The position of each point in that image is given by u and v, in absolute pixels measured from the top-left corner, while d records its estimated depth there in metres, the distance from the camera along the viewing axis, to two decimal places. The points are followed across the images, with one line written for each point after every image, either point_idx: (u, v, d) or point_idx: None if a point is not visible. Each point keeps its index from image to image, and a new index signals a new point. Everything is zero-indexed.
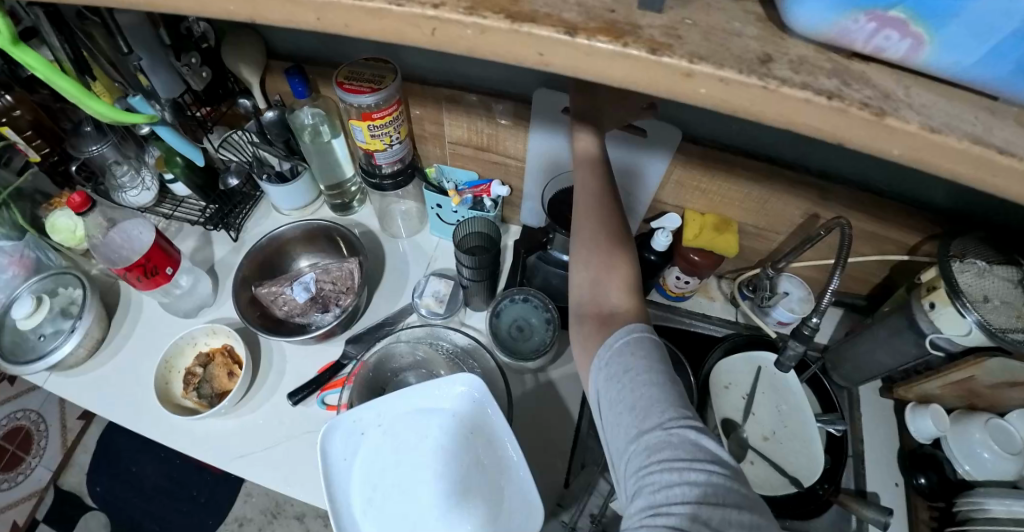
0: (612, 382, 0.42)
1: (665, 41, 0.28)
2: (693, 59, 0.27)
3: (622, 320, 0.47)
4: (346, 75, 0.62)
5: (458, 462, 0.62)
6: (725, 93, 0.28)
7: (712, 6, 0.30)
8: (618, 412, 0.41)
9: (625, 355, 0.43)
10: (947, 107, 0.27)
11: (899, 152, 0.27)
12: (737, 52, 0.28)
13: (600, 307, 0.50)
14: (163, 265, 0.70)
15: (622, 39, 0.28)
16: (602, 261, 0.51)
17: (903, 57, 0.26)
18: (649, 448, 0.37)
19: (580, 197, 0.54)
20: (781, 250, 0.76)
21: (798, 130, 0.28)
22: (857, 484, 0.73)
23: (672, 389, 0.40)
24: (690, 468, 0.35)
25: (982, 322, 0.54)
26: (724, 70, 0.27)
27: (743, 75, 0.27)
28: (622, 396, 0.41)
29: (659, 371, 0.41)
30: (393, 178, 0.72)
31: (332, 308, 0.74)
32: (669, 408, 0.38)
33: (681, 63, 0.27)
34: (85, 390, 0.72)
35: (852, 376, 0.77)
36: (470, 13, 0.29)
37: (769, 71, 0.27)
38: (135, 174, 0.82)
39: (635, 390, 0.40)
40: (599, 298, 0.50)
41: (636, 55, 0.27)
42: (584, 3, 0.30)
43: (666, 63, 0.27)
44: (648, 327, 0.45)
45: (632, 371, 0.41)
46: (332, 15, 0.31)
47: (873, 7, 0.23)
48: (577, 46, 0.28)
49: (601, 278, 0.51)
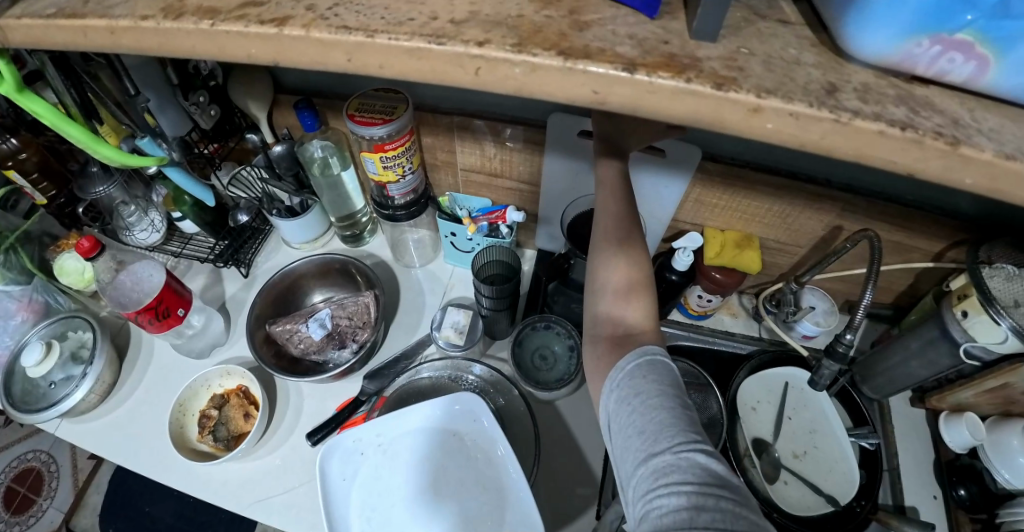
0: (622, 404, 0.39)
1: (729, 74, 0.24)
2: (760, 93, 0.23)
3: (638, 340, 0.44)
4: (357, 107, 0.62)
5: (456, 479, 0.60)
6: (794, 130, 0.24)
7: (765, 32, 0.27)
8: (625, 435, 0.38)
9: (637, 376, 0.40)
10: (1016, 130, 0.25)
11: (970, 182, 0.25)
12: (802, 83, 0.24)
13: (618, 328, 0.47)
14: (174, 306, 0.68)
15: (684, 74, 0.24)
16: (621, 277, 0.49)
17: (966, 81, 0.25)
18: (656, 474, 0.34)
19: (601, 219, 0.52)
20: (805, 263, 0.75)
21: (866, 164, 0.25)
22: (895, 500, 0.70)
23: (683, 413, 0.37)
24: (698, 492, 0.31)
25: (1017, 329, 0.53)
26: (795, 104, 0.23)
27: (814, 108, 0.23)
28: (630, 420, 0.38)
29: (671, 394, 0.38)
30: (406, 209, 0.71)
31: (348, 344, 0.72)
32: (679, 431, 0.35)
33: (749, 98, 0.23)
34: (98, 437, 0.71)
35: (884, 389, 0.73)
36: (519, 50, 0.25)
37: (838, 102, 0.24)
38: (142, 214, 0.79)
39: (644, 412, 0.37)
40: (619, 319, 0.47)
41: (702, 91, 0.23)
42: (634, 35, 0.26)
43: (735, 100, 0.23)
44: (662, 349, 0.42)
45: (642, 392, 0.38)
46: (365, 54, 0.27)
47: (938, 31, 0.23)
48: (637, 83, 0.24)
49: (624, 302, 0.48)
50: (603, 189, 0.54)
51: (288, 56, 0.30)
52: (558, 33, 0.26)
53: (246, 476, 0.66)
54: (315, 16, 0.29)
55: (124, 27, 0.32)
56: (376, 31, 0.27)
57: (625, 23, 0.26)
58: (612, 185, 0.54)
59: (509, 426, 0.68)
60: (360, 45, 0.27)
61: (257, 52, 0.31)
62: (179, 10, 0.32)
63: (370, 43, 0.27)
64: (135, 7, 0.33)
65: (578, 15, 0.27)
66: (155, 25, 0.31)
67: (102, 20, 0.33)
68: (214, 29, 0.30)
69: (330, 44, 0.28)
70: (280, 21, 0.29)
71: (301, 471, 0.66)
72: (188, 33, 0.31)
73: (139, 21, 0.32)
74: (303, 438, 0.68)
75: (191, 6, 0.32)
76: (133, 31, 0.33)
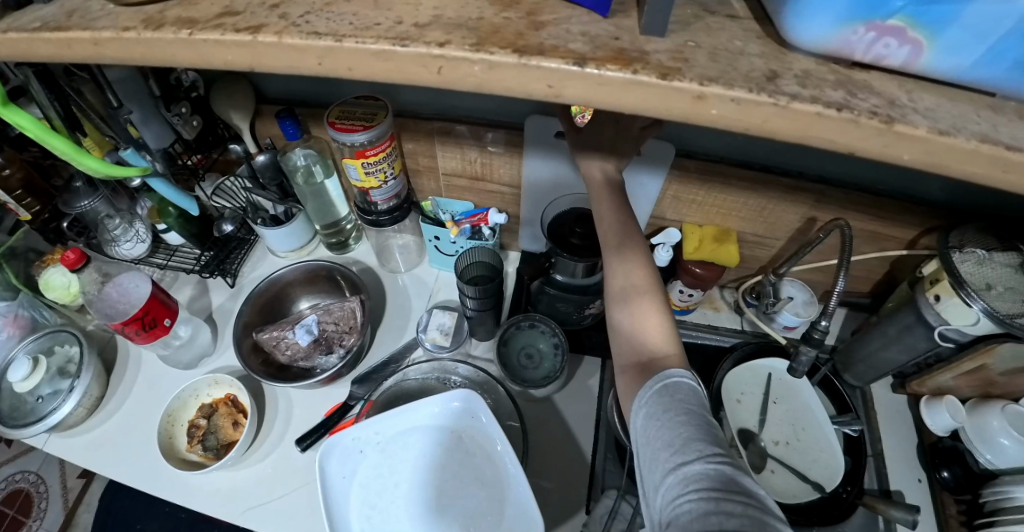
0: (652, 420, 0.40)
1: (674, 66, 0.26)
2: (703, 81, 0.25)
3: (663, 366, 0.44)
4: (338, 114, 0.63)
5: (454, 476, 0.61)
6: (738, 115, 0.26)
7: (713, 27, 0.29)
8: (654, 448, 0.38)
9: (666, 395, 0.40)
10: (951, 109, 0.27)
11: (908, 158, 0.26)
12: (744, 72, 0.26)
13: (640, 354, 0.46)
14: (162, 316, 0.69)
15: (631, 66, 0.25)
16: (637, 302, 0.49)
17: (903, 65, 0.27)
18: (685, 481, 0.34)
19: (606, 228, 0.55)
20: (781, 255, 0.77)
21: (809, 145, 0.27)
22: (880, 484, 0.70)
23: (711, 429, 0.37)
24: (727, 499, 0.32)
25: (990, 311, 0.54)
26: (735, 90, 0.25)
27: (754, 93, 0.25)
28: (660, 434, 0.38)
29: (700, 412, 0.39)
30: (390, 214, 0.72)
31: (336, 349, 0.74)
32: (707, 444, 0.36)
33: (693, 86, 0.25)
34: (87, 451, 0.70)
35: (865, 376, 0.75)
36: (477, 49, 0.26)
37: (778, 87, 0.25)
38: (127, 226, 0.80)
39: (673, 427, 0.38)
40: (638, 344, 0.47)
41: (648, 81, 0.25)
42: (587, 33, 0.27)
43: (679, 88, 0.25)
44: (686, 371, 0.42)
45: (673, 410, 0.39)
46: (334, 58, 0.29)
47: (871, 18, 0.24)
48: (588, 77, 0.25)
49: (641, 327, 0.48)
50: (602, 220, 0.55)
51: (263, 63, 0.31)
52: (515, 33, 0.27)
53: (238, 484, 0.66)
54: (287, 23, 0.30)
55: (107, 38, 0.33)
56: (344, 35, 0.28)
57: (580, 22, 0.28)
58: (607, 197, 0.57)
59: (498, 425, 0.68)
60: (330, 49, 0.28)
61: (233, 59, 0.32)
62: (159, 21, 0.33)
63: (339, 47, 0.28)
64: (118, 19, 0.34)
65: (535, 16, 0.28)
66: (136, 35, 0.32)
67: (86, 33, 0.34)
68: (191, 37, 0.31)
69: (302, 49, 0.29)
70: (254, 28, 0.30)
71: (292, 477, 0.67)
72: (167, 42, 0.32)
73: (122, 32, 0.33)
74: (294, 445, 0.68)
75: (171, 17, 0.33)
76: (117, 42, 0.33)
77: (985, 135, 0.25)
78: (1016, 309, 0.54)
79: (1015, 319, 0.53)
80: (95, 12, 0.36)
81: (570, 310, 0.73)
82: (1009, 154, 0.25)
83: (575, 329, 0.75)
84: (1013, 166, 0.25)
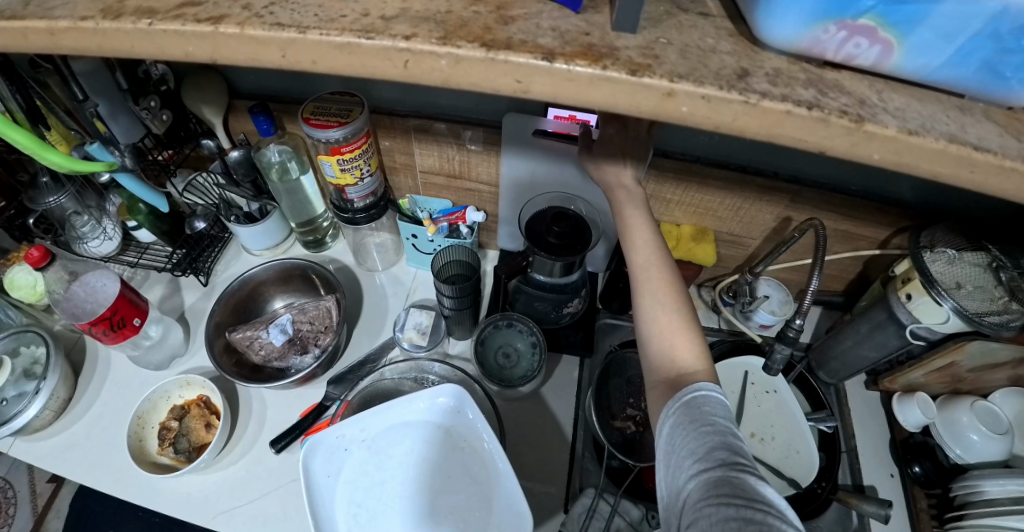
0: (678, 429, 0.41)
1: (644, 62, 0.25)
2: (673, 78, 0.25)
3: (693, 380, 0.44)
4: (311, 110, 0.61)
5: (445, 474, 0.60)
6: (709, 112, 0.25)
7: (684, 24, 0.29)
8: (678, 455, 0.40)
9: (692, 406, 0.41)
10: (920, 108, 0.27)
11: (878, 157, 0.26)
12: (714, 69, 0.26)
13: (670, 370, 0.46)
14: (130, 316, 0.67)
15: (600, 62, 0.25)
16: (668, 323, 0.49)
17: (874, 65, 0.27)
18: (707, 486, 0.36)
19: (627, 209, 0.55)
20: (756, 254, 0.79)
21: (778, 143, 0.27)
22: (854, 479, 0.73)
23: (736, 440, 0.38)
24: (747, 506, 0.33)
25: (959, 309, 0.55)
26: (705, 87, 0.25)
27: (724, 91, 0.25)
28: (684, 442, 0.39)
29: (725, 423, 0.40)
30: (366, 212, 0.71)
31: (311, 349, 0.72)
32: (730, 452, 0.37)
33: (662, 83, 0.25)
34: (52, 456, 0.68)
35: (838, 372, 0.78)
36: (444, 43, 0.26)
37: (748, 85, 0.25)
38: (96, 224, 0.77)
39: (698, 436, 0.39)
40: (667, 360, 0.47)
41: (616, 77, 0.25)
42: (557, 28, 0.27)
43: (647, 84, 0.25)
44: (714, 386, 0.43)
45: (699, 420, 0.40)
46: (297, 51, 0.28)
47: (841, 17, 0.24)
48: (555, 73, 0.25)
49: (669, 345, 0.48)
50: (633, 238, 0.53)
51: (225, 55, 0.30)
52: (483, 27, 0.27)
53: (209, 488, 0.65)
54: (250, 14, 0.29)
55: (64, 28, 0.31)
56: (308, 27, 0.27)
57: (549, 17, 0.28)
58: (631, 199, 0.55)
59: None
60: (293, 41, 0.28)
61: (195, 51, 0.30)
62: (118, 11, 0.31)
63: (302, 39, 0.27)
64: (77, 9, 0.32)
65: (505, 10, 0.28)
66: (94, 25, 0.31)
67: (41, 21, 0.31)
68: (151, 28, 0.30)
69: (264, 41, 0.28)
70: (216, 19, 0.29)
71: (267, 481, 0.65)
72: (126, 33, 0.30)
73: (79, 22, 0.31)
74: (268, 447, 0.67)
75: (130, 7, 0.31)
76: (75, 33, 0.31)
77: (952, 135, 0.26)
78: (985, 308, 0.55)
79: (983, 316, 0.55)
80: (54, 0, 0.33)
81: (547, 309, 0.74)
82: (975, 154, 0.25)
83: (553, 327, 0.76)
84: (978, 166, 0.26)
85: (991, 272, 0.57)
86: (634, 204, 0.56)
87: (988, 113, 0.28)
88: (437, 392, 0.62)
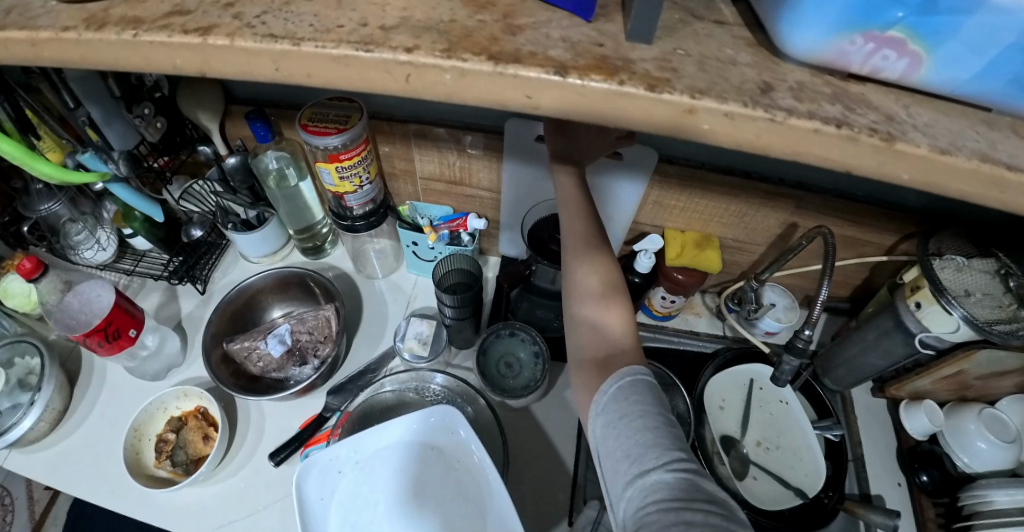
0: (610, 429, 0.39)
1: (662, 76, 0.24)
2: (694, 94, 0.24)
3: (618, 360, 0.44)
4: (310, 116, 0.61)
5: (428, 488, 0.59)
6: (730, 129, 0.24)
7: (700, 33, 0.27)
8: (614, 458, 0.38)
9: (621, 400, 0.39)
10: (948, 124, 0.26)
11: (907, 177, 0.25)
12: (736, 83, 0.24)
13: (597, 351, 0.47)
14: (126, 327, 0.65)
15: (616, 76, 0.24)
16: (604, 315, 0.49)
17: (900, 77, 0.26)
18: (646, 491, 0.34)
19: (565, 192, 0.57)
20: (761, 261, 0.78)
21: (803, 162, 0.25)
22: (861, 489, 0.72)
23: (666, 431, 0.37)
24: (687, 508, 0.32)
25: (969, 318, 0.54)
26: (729, 104, 0.23)
27: (749, 108, 0.23)
28: (617, 442, 0.38)
29: (652, 412, 0.38)
30: (366, 219, 0.69)
31: (310, 360, 0.71)
32: (665, 450, 0.36)
33: (684, 100, 0.23)
34: (48, 468, 0.67)
35: (844, 380, 0.76)
36: (449, 56, 0.24)
37: (773, 101, 0.24)
38: (91, 233, 0.75)
39: (629, 435, 0.37)
40: (596, 340, 0.48)
41: (634, 93, 0.23)
42: (568, 38, 0.26)
43: (666, 100, 0.23)
44: (638, 370, 0.41)
45: (628, 415, 0.38)
46: (291, 64, 0.27)
47: (869, 28, 0.23)
48: (569, 88, 0.24)
49: (599, 326, 0.48)
50: (572, 223, 0.54)
51: (215, 67, 0.29)
52: (489, 38, 0.25)
53: (206, 501, 0.63)
54: (241, 24, 0.28)
55: (45, 39, 0.30)
56: (302, 39, 0.26)
57: (560, 26, 0.26)
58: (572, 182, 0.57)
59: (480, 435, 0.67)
60: (286, 53, 0.26)
61: (183, 63, 0.29)
62: (102, 20, 0.30)
63: (296, 52, 0.26)
64: (60, 18, 0.31)
65: (511, 19, 0.27)
66: (76, 36, 0.29)
67: (22, 32, 0.30)
68: (137, 39, 0.29)
69: (255, 53, 0.27)
70: (205, 29, 0.28)
71: (265, 493, 0.64)
72: (111, 44, 0.29)
73: (60, 32, 0.30)
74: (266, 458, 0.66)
75: (115, 16, 0.30)
76: (57, 44, 0.30)
77: (983, 153, 0.25)
78: (994, 316, 0.54)
79: (993, 325, 0.54)
80: (36, 8, 0.32)
81: (550, 316, 0.73)
82: (1010, 174, 0.24)
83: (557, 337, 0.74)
84: (1012, 186, 0.24)
85: (999, 279, 0.56)
86: (577, 185, 0.57)
87: (1017, 128, 0.27)
88: (432, 412, 0.60)
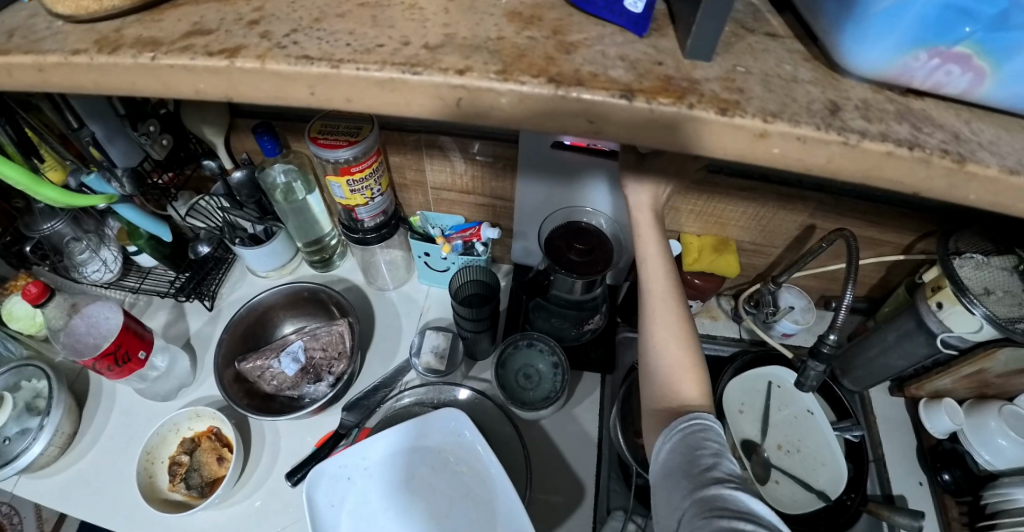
0: (673, 452, 0.40)
1: (730, 98, 0.25)
2: (766, 118, 0.25)
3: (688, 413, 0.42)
4: (319, 129, 0.59)
5: (437, 494, 0.57)
6: (801, 152, 0.25)
7: (756, 49, 0.29)
8: (673, 479, 0.38)
9: (687, 428, 0.40)
10: (1013, 140, 0.26)
11: (974, 197, 0.26)
12: (804, 104, 0.26)
13: (673, 404, 0.43)
14: (136, 349, 0.63)
15: (684, 99, 0.25)
16: (676, 360, 0.45)
17: (962, 93, 0.26)
18: (701, 504, 0.34)
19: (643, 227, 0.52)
20: (779, 262, 0.77)
21: (874, 184, 0.26)
22: (882, 489, 0.70)
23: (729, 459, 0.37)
24: (738, 519, 0.32)
25: (991, 317, 0.52)
26: (801, 127, 0.24)
27: (821, 131, 0.24)
28: (677, 463, 0.39)
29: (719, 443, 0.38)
30: (377, 231, 0.68)
31: (324, 378, 0.69)
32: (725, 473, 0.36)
33: (756, 124, 0.24)
34: (60, 495, 0.65)
35: (864, 380, 0.75)
36: (504, 79, 0.25)
37: (844, 123, 0.25)
38: (94, 252, 0.73)
39: (691, 456, 0.38)
40: (672, 393, 0.44)
41: (703, 117, 0.25)
42: (626, 57, 0.27)
43: (741, 125, 0.25)
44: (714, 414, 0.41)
45: (695, 440, 0.39)
46: (329, 87, 0.27)
47: (936, 45, 0.23)
48: (634, 110, 0.25)
49: (677, 380, 0.44)
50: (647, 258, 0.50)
51: (242, 91, 0.28)
52: (544, 57, 0.27)
53: (224, 523, 0.62)
54: (270, 45, 0.27)
55: (53, 64, 0.28)
56: (341, 61, 0.26)
57: (614, 42, 0.28)
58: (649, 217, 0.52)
59: (499, 445, 0.65)
60: (322, 77, 0.26)
61: (206, 87, 0.28)
62: (115, 42, 0.28)
63: (334, 74, 0.26)
64: (69, 40, 0.29)
65: (562, 35, 0.28)
66: (88, 60, 0.28)
67: (29, 57, 0.29)
68: (154, 63, 0.27)
69: (290, 77, 0.26)
70: (230, 51, 0.27)
71: (282, 514, 0.62)
72: (126, 68, 0.28)
73: (70, 55, 0.28)
74: (283, 479, 0.64)
75: (129, 38, 0.29)
76: (66, 69, 0.29)
77: None
78: (1015, 314, 0.52)
79: (1015, 323, 0.52)
80: (41, 30, 0.30)
81: (565, 325, 0.72)
82: None
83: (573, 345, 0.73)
84: None
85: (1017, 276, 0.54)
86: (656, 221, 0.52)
87: None
88: (440, 415, 0.60)
